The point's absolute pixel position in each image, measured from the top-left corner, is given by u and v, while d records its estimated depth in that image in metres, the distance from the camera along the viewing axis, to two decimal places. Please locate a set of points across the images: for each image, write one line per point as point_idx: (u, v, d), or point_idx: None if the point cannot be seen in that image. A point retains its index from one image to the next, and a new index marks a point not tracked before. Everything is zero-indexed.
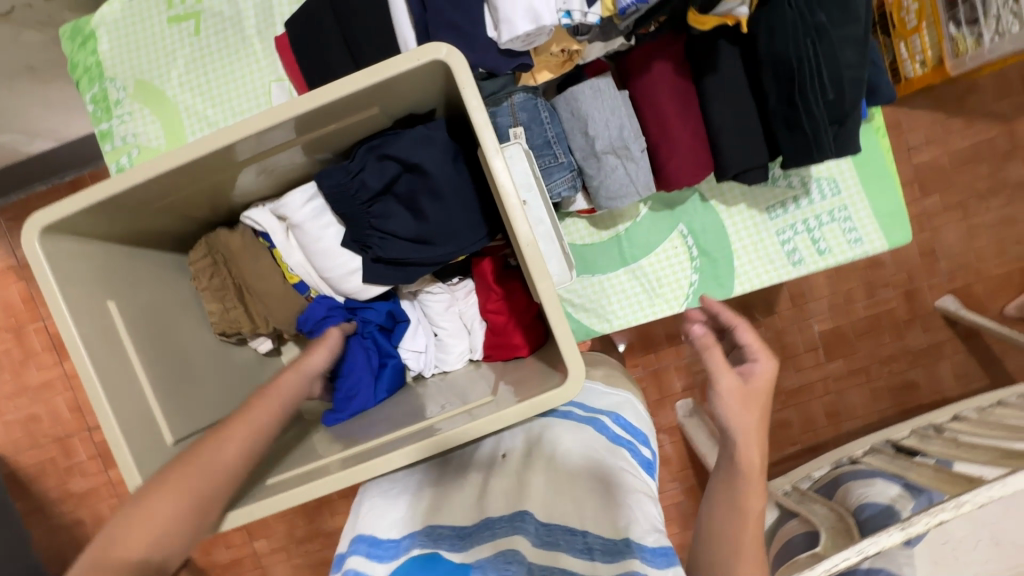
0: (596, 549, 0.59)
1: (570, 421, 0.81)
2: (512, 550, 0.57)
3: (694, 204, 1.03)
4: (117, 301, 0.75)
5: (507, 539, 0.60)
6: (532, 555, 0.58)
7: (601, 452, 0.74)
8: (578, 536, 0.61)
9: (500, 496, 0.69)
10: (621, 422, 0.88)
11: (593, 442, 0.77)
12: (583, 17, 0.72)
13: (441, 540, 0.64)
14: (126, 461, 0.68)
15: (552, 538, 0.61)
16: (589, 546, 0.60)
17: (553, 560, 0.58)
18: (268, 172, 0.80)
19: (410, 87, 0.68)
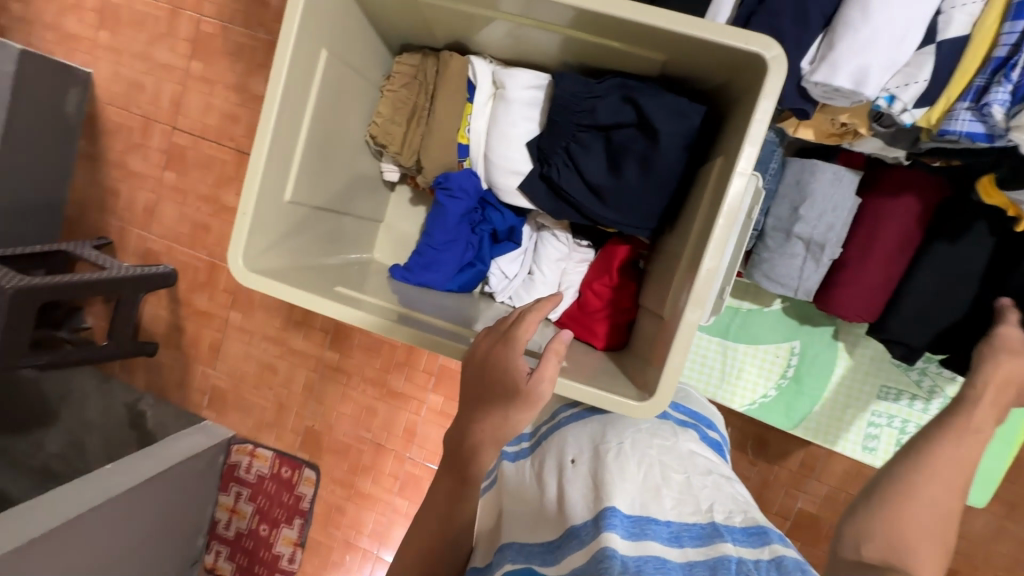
0: (684, 537, 0.64)
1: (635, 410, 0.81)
2: (608, 546, 0.58)
3: (823, 334, 0.99)
4: (328, 53, 0.75)
5: (597, 537, 0.60)
6: (625, 547, 0.59)
7: (668, 437, 0.78)
8: (663, 525, 0.64)
9: (578, 490, 0.70)
10: (684, 409, 0.89)
11: (657, 428, 0.79)
12: (899, 112, 0.66)
13: (529, 555, 0.64)
14: (253, 188, 0.70)
15: (638, 526, 0.63)
16: (676, 534, 0.64)
17: (647, 549, 0.60)
18: (518, 38, 0.79)
19: (709, 59, 0.65)
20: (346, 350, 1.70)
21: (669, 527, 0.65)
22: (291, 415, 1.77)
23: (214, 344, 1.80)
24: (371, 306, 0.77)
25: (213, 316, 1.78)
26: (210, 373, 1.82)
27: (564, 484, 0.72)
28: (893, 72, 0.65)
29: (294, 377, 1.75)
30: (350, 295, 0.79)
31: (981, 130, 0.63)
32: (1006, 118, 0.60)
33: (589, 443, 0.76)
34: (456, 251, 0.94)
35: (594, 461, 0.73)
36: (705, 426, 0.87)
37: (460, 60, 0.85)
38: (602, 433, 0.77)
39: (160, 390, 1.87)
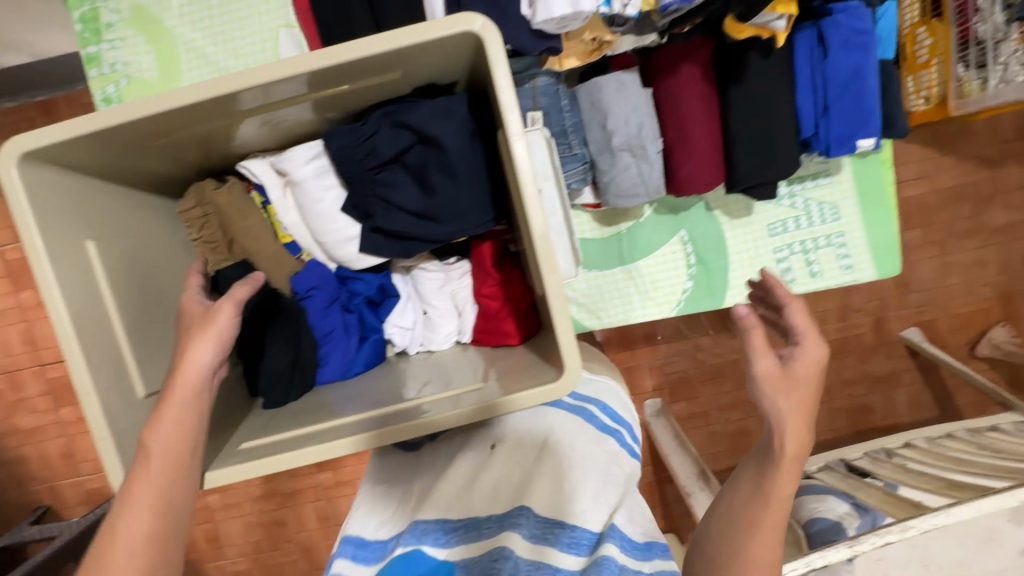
0: (584, 544, 0.63)
1: (560, 411, 0.81)
2: (506, 547, 0.60)
3: (699, 211, 1.03)
4: (97, 239, 0.70)
5: (500, 535, 0.63)
6: (523, 551, 0.60)
7: (590, 438, 0.77)
8: (567, 529, 0.63)
9: (485, 489, 0.69)
10: (609, 413, 0.88)
11: (580, 430, 0.78)
12: (623, 9, 0.71)
13: (427, 536, 0.65)
14: (94, 411, 0.64)
15: (543, 531, 0.63)
16: (577, 539, 0.63)
17: (540, 554, 0.61)
18: (273, 124, 0.76)
19: (437, 55, 0.65)
20: (331, 467, 1.66)
21: (574, 532, 0.63)
22: (318, 554, 1.71)
23: (208, 538, 1.71)
24: (284, 441, 0.73)
25: (190, 513, 1.68)
26: (221, 566, 1.72)
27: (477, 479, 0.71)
28: None
29: (300, 519, 1.69)
30: (258, 442, 0.74)
31: None
32: None
33: (515, 434, 0.76)
34: (341, 339, 0.91)
35: (518, 451, 0.74)
36: (623, 432, 0.84)
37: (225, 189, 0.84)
38: (526, 421, 0.78)
39: None
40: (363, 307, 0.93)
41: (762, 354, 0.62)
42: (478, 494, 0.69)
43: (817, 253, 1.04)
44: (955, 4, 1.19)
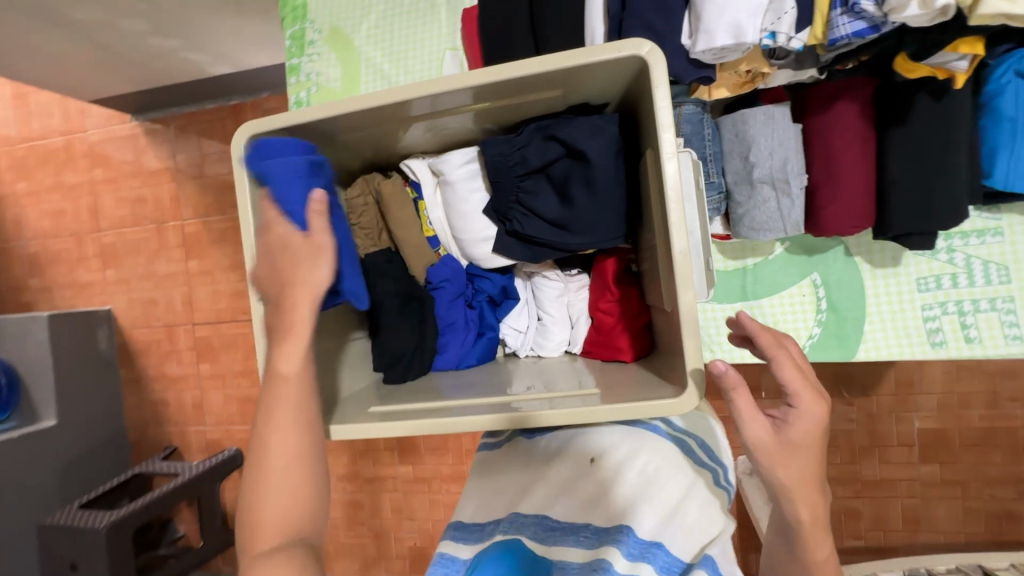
0: (674, 570, 0.63)
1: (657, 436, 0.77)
2: (606, 558, 0.59)
3: (836, 255, 0.98)
4: None
5: (599, 548, 0.62)
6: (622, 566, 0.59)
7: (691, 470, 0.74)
8: (662, 551, 0.63)
9: (584, 497, 0.69)
10: (706, 445, 0.83)
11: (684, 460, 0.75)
12: (787, 42, 0.70)
13: (526, 529, 0.67)
14: (265, 354, 0.76)
15: (641, 549, 0.62)
16: (668, 565, 0.63)
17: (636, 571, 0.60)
18: (435, 129, 0.86)
19: (595, 77, 0.70)
20: (412, 462, 1.74)
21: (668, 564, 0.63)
22: (387, 543, 1.78)
23: None
24: (404, 412, 0.80)
25: None
26: None
27: (580, 484, 0.70)
28: (762, 13, 0.69)
29: (376, 506, 1.78)
30: (383, 409, 0.83)
31: (864, 25, 0.66)
32: (878, 8, 0.64)
33: (619, 449, 0.73)
34: (460, 332, 0.98)
35: (621, 473, 0.70)
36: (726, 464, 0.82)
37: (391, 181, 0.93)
38: (633, 442, 0.74)
39: None
40: (485, 306, 0.99)
41: (757, 423, 0.63)
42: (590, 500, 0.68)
43: (975, 317, 0.93)
44: None
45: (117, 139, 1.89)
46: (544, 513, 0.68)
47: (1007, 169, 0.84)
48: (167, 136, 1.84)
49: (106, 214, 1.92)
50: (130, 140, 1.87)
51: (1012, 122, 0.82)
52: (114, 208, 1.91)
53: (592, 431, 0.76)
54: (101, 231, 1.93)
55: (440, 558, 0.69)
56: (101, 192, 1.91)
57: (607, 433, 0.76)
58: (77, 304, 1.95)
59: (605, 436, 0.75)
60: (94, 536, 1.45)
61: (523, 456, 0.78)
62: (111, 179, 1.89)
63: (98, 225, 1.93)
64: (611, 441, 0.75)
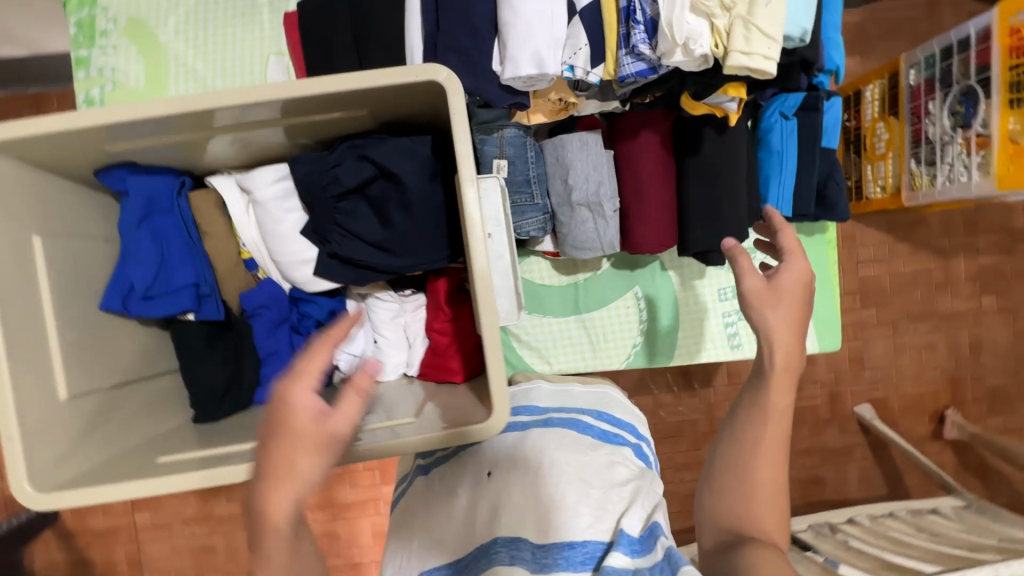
0: (595, 557, 0.66)
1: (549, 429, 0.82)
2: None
3: (653, 270, 1.07)
4: (45, 237, 0.70)
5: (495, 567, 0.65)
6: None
7: (586, 451, 0.79)
8: (576, 548, 0.66)
9: (485, 515, 0.73)
10: (607, 416, 0.90)
11: (575, 443, 0.80)
12: (584, 75, 0.74)
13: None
14: (8, 410, 0.63)
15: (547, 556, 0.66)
16: (589, 555, 0.66)
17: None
18: (240, 142, 0.78)
19: (401, 99, 0.68)
20: None
21: (585, 548, 0.66)
22: None
23: (130, 560, 1.60)
24: (204, 459, 0.71)
25: (115, 530, 1.58)
26: None
27: (481, 505, 0.74)
28: (561, 46, 0.73)
29: (232, 547, 1.61)
30: (181, 457, 0.73)
31: (644, 66, 0.72)
32: (653, 50, 0.71)
33: (504, 462, 0.77)
34: (285, 361, 0.90)
35: (512, 480, 0.74)
36: (625, 433, 0.88)
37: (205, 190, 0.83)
38: (518, 447, 0.79)
39: None
40: (312, 332, 0.93)
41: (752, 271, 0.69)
42: (491, 516, 0.72)
43: None
44: (912, 106, 1.31)
45: None
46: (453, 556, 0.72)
47: (778, 192, 0.97)
48: None
49: None
50: None
51: (778, 154, 0.97)
52: None
53: (481, 448, 0.80)
54: None
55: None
56: None
57: (495, 447, 0.80)
58: None
59: (491, 451, 0.80)
60: None
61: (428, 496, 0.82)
62: None
63: None
64: (498, 455, 0.79)
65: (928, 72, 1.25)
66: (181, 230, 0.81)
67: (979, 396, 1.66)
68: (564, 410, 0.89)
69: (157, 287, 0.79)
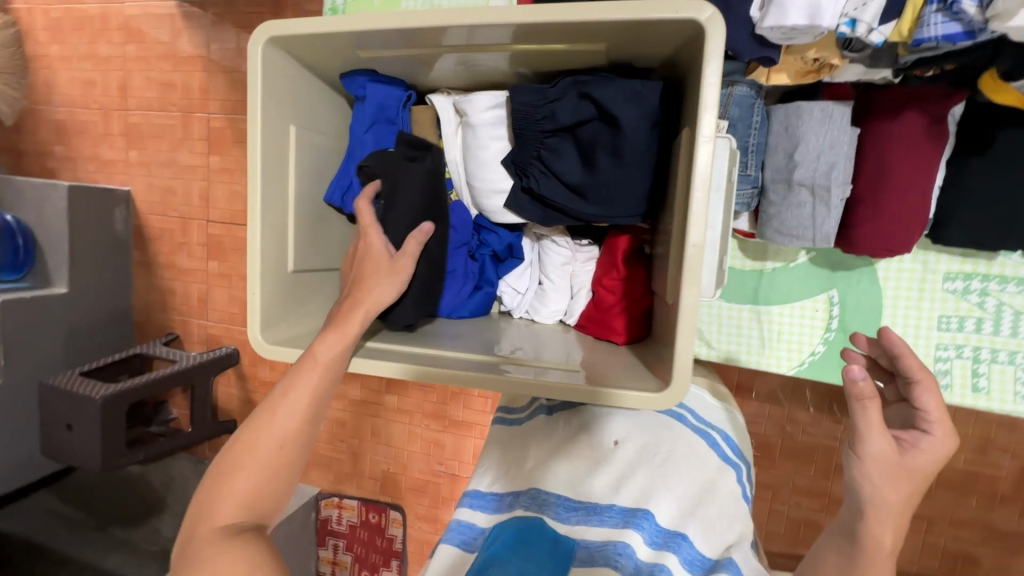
0: (695, 563, 0.66)
1: (685, 429, 0.80)
2: (624, 543, 0.65)
3: (861, 276, 0.93)
4: (298, 127, 0.80)
5: (621, 529, 0.66)
6: (643, 553, 0.65)
7: (711, 466, 0.76)
8: (683, 544, 0.66)
9: (608, 480, 0.73)
10: (731, 443, 0.85)
11: (699, 453, 0.77)
12: (866, 34, 0.62)
13: (548, 508, 0.70)
14: (256, 268, 0.75)
15: (661, 539, 0.67)
16: (687, 557, 0.66)
17: (658, 558, 0.64)
18: (467, 64, 0.80)
19: (648, 36, 0.64)
20: (399, 393, 1.76)
21: (685, 553, 0.66)
22: (363, 463, 1.84)
23: None
24: (385, 353, 0.80)
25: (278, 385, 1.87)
26: None
27: (604, 467, 0.74)
28: None
29: (358, 428, 1.83)
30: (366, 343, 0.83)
31: (959, 28, 0.58)
32: (981, 10, 0.56)
33: (640, 439, 0.77)
34: (458, 282, 0.95)
35: (641, 461, 0.74)
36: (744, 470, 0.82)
37: (424, 107, 0.88)
38: (656, 432, 0.78)
39: None
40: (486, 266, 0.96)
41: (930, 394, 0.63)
42: (623, 483, 0.72)
43: (987, 365, 0.89)
44: None
45: (154, 17, 1.78)
46: (568, 491, 0.72)
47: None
48: (203, 22, 1.74)
49: (135, 93, 1.84)
50: (165, 19, 1.77)
51: None
52: (142, 88, 1.82)
53: (615, 417, 0.80)
54: (127, 110, 1.86)
55: (456, 523, 0.74)
56: (131, 68, 1.82)
57: (631, 418, 0.80)
58: (98, 180, 1.91)
59: (621, 422, 0.80)
60: (90, 406, 1.49)
61: (551, 428, 0.81)
62: (141, 57, 1.80)
63: (126, 102, 1.85)
64: (634, 427, 0.79)
65: None
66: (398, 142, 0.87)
67: None
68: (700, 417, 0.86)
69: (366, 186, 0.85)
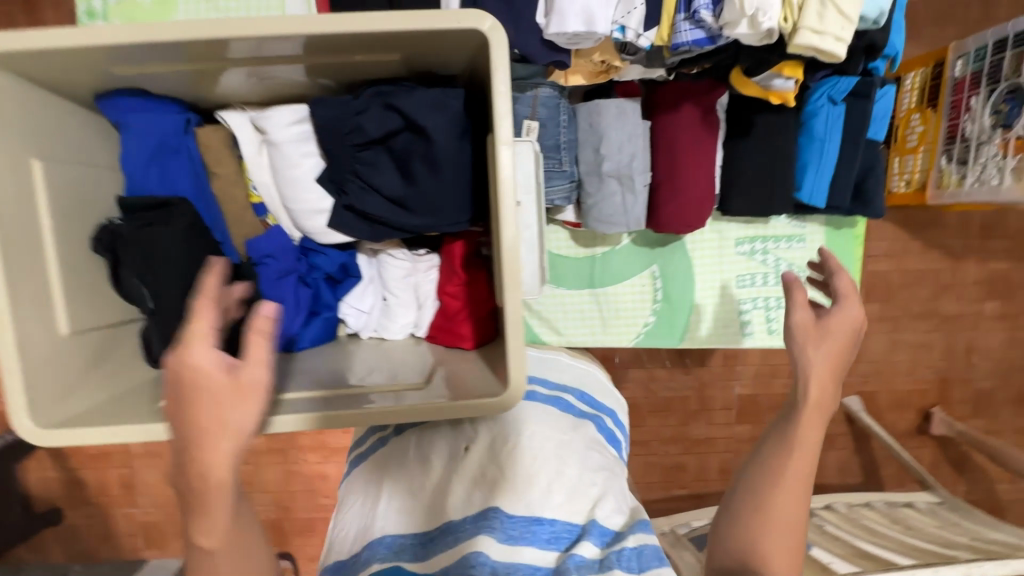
0: (562, 537, 0.71)
1: (534, 405, 0.84)
2: (478, 552, 0.66)
3: (673, 250, 1.04)
4: (46, 162, 0.66)
5: (475, 538, 0.68)
6: (498, 554, 0.67)
7: (566, 429, 0.81)
8: (545, 525, 0.71)
9: (466, 486, 0.74)
10: (589, 398, 0.94)
11: (556, 420, 0.82)
12: (635, 39, 0.69)
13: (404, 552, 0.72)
14: (9, 340, 0.61)
15: (518, 529, 0.70)
16: (556, 534, 0.71)
17: (517, 554, 0.67)
18: (257, 77, 0.72)
19: (440, 45, 0.63)
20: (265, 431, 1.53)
21: (550, 527, 0.71)
22: (239, 516, 1.55)
23: (123, 482, 1.53)
24: None
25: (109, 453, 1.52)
26: (130, 513, 1.54)
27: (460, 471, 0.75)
28: (614, 3, 0.67)
29: None
30: None
31: (703, 35, 0.67)
32: (715, 19, 0.65)
33: (492, 434, 0.78)
34: (290, 313, 0.86)
35: (491, 456, 0.76)
36: (603, 417, 0.92)
37: (215, 128, 0.78)
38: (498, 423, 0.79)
39: (86, 551, 1.58)
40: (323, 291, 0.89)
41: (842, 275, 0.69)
42: (478, 487, 0.74)
43: (777, 312, 1.06)
44: (953, 100, 1.14)
45: None
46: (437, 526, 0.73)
47: (810, 180, 0.94)
48: None
49: None
50: None
51: (820, 142, 0.92)
52: None
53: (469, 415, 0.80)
54: None
55: None
56: None
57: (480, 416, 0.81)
58: None
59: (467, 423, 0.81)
60: None
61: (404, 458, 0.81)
62: None
63: None
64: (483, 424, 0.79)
65: (978, 64, 1.08)
66: (190, 170, 0.77)
67: (966, 397, 1.50)
68: (548, 385, 0.92)
69: (157, 220, 0.74)
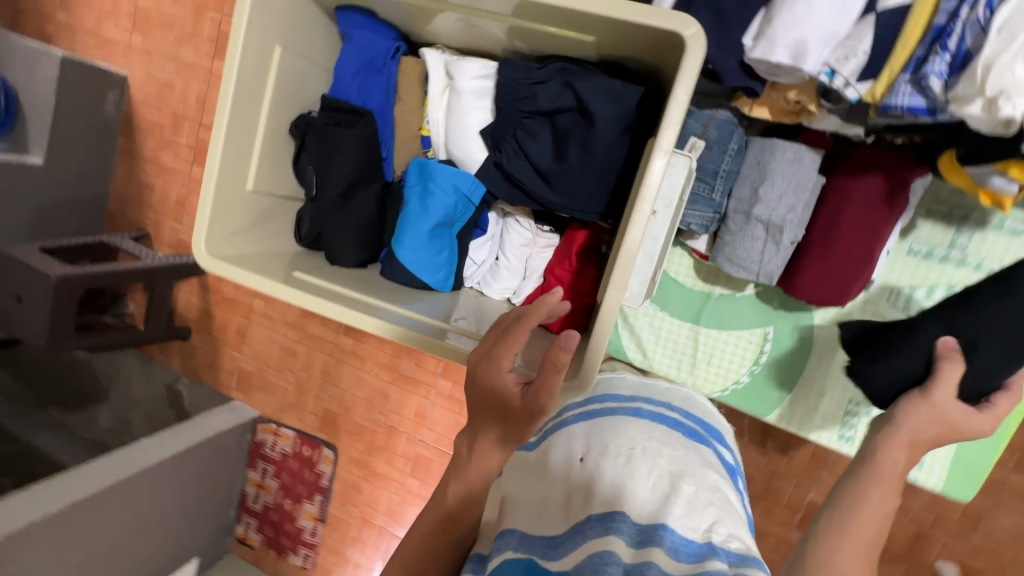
0: (683, 548, 0.57)
1: (643, 422, 0.77)
2: (608, 550, 0.55)
3: (796, 319, 0.96)
4: (283, 50, 0.79)
5: (603, 535, 0.57)
6: (627, 555, 0.55)
7: (677, 448, 0.73)
8: (670, 531, 0.59)
9: (580, 497, 0.64)
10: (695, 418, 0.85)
11: (667, 438, 0.75)
12: (841, 88, 0.64)
13: (534, 549, 0.60)
14: (212, 179, 0.75)
15: (644, 535, 0.58)
16: (674, 545, 0.57)
17: (650, 555, 0.55)
18: (467, 26, 0.79)
19: (638, 39, 0.64)
20: (355, 336, 1.62)
21: (673, 535, 0.58)
22: (306, 398, 1.72)
23: (238, 330, 1.78)
24: (313, 287, 0.81)
25: (240, 303, 1.76)
26: (235, 357, 1.79)
27: (574, 487, 0.67)
28: (832, 45, 0.63)
29: (310, 364, 1.69)
30: (305, 279, 0.83)
31: (922, 103, 0.61)
32: (945, 90, 0.58)
33: (600, 446, 0.72)
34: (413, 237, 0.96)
35: (608, 458, 0.69)
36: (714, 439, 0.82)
37: (414, 59, 0.87)
38: (614, 433, 0.74)
39: (195, 371, 1.83)
40: (453, 239, 0.92)
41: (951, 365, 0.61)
42: (590, 489, 0.65)
43: None
44: None
45: None
46: (551, 531, 0.62)
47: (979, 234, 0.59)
48: None
49: None
50: None
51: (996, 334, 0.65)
52: None
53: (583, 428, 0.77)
54: None
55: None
56: None
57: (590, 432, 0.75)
58: (95, 58, 1.73)
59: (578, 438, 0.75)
60: (42, 282, 1.41)
61: (531, 467, 0.74)
62: None
63: None
64: (596, 438, 0.73)
65: None
66: (382, 89, 0.88)
67: None
68: (652, 402, 0.86)
69: (341, 122, 0.86)
